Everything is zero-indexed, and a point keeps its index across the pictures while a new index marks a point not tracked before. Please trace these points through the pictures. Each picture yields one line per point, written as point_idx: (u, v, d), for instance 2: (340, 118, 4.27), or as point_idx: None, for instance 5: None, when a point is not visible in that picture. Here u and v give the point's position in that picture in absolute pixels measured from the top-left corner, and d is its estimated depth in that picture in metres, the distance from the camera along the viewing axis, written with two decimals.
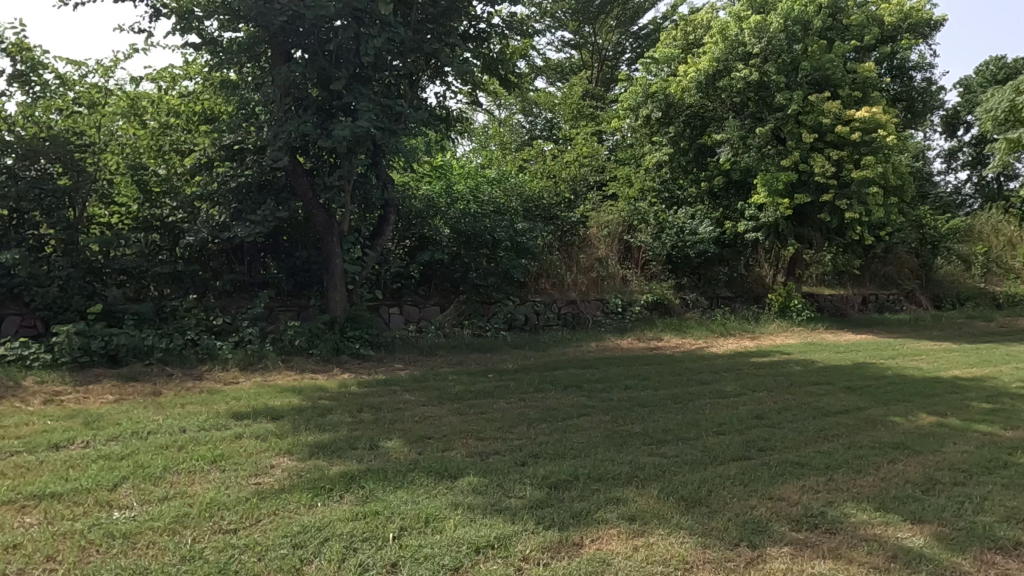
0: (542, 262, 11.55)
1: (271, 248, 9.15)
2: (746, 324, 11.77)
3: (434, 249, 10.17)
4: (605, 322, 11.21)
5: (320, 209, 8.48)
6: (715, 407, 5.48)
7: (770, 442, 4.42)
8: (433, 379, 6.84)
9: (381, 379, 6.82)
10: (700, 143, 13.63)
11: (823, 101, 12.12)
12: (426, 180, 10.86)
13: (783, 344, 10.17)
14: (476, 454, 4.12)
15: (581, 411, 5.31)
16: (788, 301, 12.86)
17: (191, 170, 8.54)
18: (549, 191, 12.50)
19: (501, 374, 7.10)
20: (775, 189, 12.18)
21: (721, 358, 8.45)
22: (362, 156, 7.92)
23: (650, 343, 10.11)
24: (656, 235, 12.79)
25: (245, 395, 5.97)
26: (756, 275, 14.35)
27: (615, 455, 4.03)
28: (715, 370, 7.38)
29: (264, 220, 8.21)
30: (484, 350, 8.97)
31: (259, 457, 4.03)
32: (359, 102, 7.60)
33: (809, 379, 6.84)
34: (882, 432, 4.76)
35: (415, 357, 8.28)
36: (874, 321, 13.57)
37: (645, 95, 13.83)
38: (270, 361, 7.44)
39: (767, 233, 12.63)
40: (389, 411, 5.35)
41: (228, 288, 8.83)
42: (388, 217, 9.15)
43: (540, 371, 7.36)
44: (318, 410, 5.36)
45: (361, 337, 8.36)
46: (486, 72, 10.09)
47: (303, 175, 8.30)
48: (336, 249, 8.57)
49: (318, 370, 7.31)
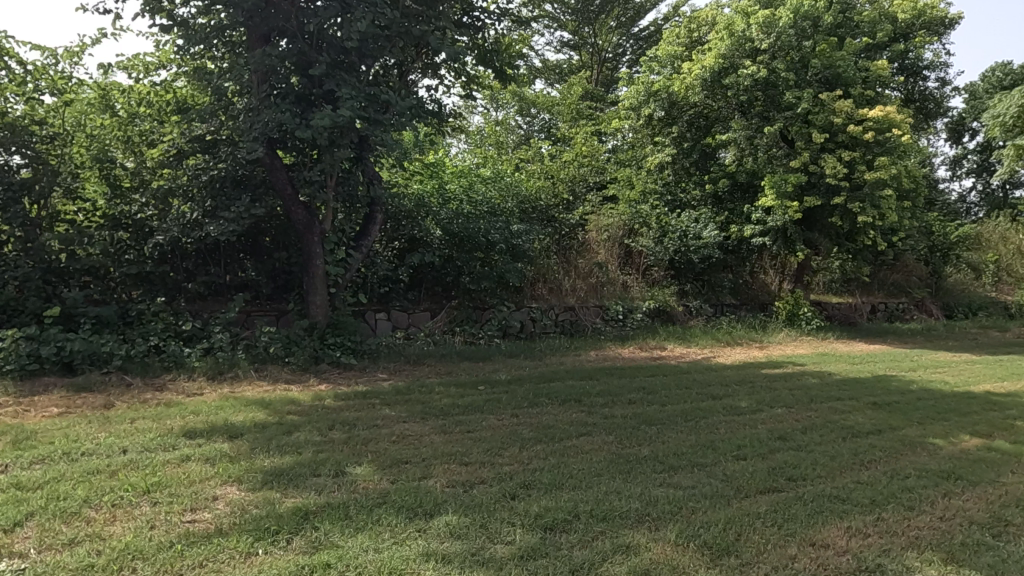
0: (539, 266, 10.96)
1: (249, 249, 8.54)
2: (754, 333, 11.18)
3: (424, 251, 9.60)
4: (605, 330, 10.62)
5: (301, 206, 7.88)
6: (731, 426, 4.87)
7: (800, 470, 3.82)
8: (417, 391, 6.24)
9: (361, 391, 6.22)
10: (704, 144, 13.08)
11: (834, 100, 11.58)
12: (416, 180, 10.17)
13: (794, 354, 9.58)
14: (458, 484, 3.50)
15: (581, 429, 4.71)
16: (796, 309, 12.25)
17: (162, 163, 7.93)
18: (547, 192, 11.87)
19: (493, 386, 6.49)
20: (784, 192, 11.63)
21: (731, 370, 7.84)
22: (344, 149, 7.33)
23: (654, 352, 9.53)
24: (658, 239, 12.22)
25: (206, 408, 5.35)
26: (761, 282, 13.77)
27: (621, 487, 3.42)
28: (726, 383, 6.77)
29: (239, 217, 7.61)
30: (476, 358, 8.38)
31: (202, 486, 3.43)
32: (341, 89, 7.01)
33: (831, 394, 6.24)
34: (926, 457, 4.17)
35: (401, 366, 7.67)
36: (886, 331, 12.96)
37: (647, 94, 13.29)
38: (242, 371, 6.83)
39: (774, 237, 12.04)
40: (364, 429, 4.75)
41: (201, 291, 8.23)
42: (375, 216, 8.56)
43: (535, 382, 6.76)
44: (283, 428, 4.74)
45: (343, 345, 7.75)
46: (481, 63, 9.55)
47: (281, 169, 7.71)
48: (317, 250, 7.96)
49: (292, 381, 6.70)
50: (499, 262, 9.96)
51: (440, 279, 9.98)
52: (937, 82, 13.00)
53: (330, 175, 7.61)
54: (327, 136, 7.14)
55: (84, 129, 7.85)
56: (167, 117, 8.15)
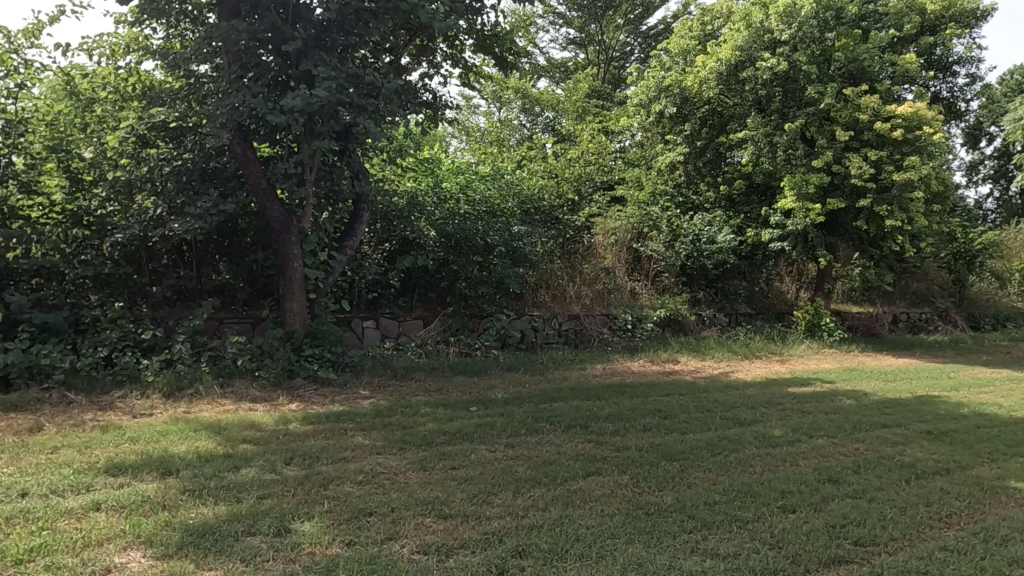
0: (541, 271, 10.18)
1: (224, 249, 7.78)
2: (773, 345, 10.37)
3: (416, 254, 8.83)
4: (612, 340, 9.81)
5: (277, 202, 7.08)
6: (768, 464, 4.08)
7: (867, 530, 3.03)
8: (401, 413, 5.44)
9: (335, 413, 5.41)
10: (718, 143, 12.31)
11: (859, 95, 10.79)
12: (409, 177, 9.39)
13: (820, 369, 8.77)
14: (433, 552, 2.71)
15: (589, 467, 3.91)
16: (817, 320, 11.43)
17: (124, 153, 7.07)
18: (551, 192, 11.08)
19: (487, 407, 5.68)
20: (805, 194, 10.84)
21: (754, 389, 7.01)
22: (324, 138, 6.55)
23: (666, 366, 8.70)
24: (669, 243, 11.44)
25: (148, 433, 4.57)
26: (777, 291, 12.96)
27: (644, 558, 2.65)
28: (751, 405, 5.96)
29: (206, 213, 6.82)
30: (470, 373, 7.57)
31: (97, 552, 2.65)
32: (319, 69, 6.23)
33: (876, 420, 5.41)
34: (1018, 511, 3.36)
35: (385, 382, 6.86)
36: (912, 343, 12.11)
37: (658, 89, 12.68)
38: (203, 387, 6.03)
39: (794, 242, 11.24)
40: (328, 465, 3.94)
41: (168, 295, 7.45)
42: (361, 214, 7.77)
43: (535, 402, 5.96)
44: (231, 462, 3.94)
45: (321, 357, 6.94)
46: (480, 49, 8.81)
47: (255, 161, 6.93)
48: (295, 251, 7.17)
49: (259, 399, 5.91)
50: (497, 266, 9.16)
51: (434, 284, 9.19)
52: (967, 78, 12.23)
53: (309, 167, 6.84)
54: (304, 123, 6.36)
55: (37, 111, 7.01)
56: (131, 101, 7.22)
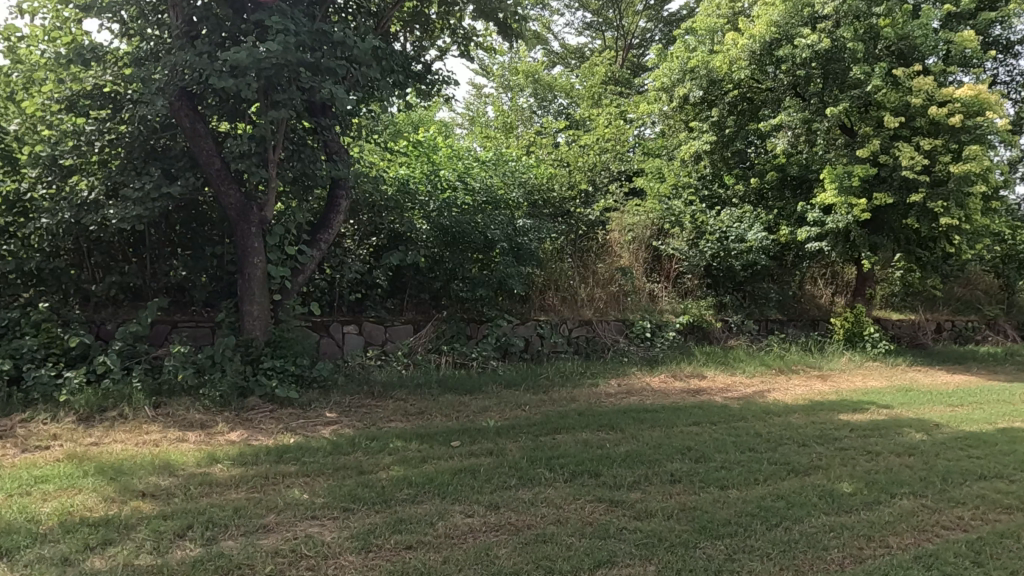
0: (549, 271, 9.11)
1: (180, 241, 6.70)
2: (810, 358, 9.18)
3: (407, 249, 7.72)
4: (628, 351, 8.65)
5: (233, 185, 5.95)
6: (850, 549, 2.94)
7: None
8: (364, 449, 4.32)
9: (281, 446, 4.32)
10: (749, 130, 11.13)
11: (911, 77, 9.56)
12: (400, 162, 8.24)
13: (870, 389, 7.59)
14: None
15: (601, 553, 2.80)
16: (857, 329, 10.24)
17: (53, 126, 5.87)
18: (562, 181, 9.90)
19: (475, 442, 4.57)
20: (848, 187, 9.63)
21: (799, 416, 5.86)
22: (284, 107, 5.43)
23: (690, 382, 7.56)
24: (693, 241, 10.34)
25: (22, 481, 3.49)
26: (810, 296, 11.75)
27: None
28: (802, 442, 4.83)
29: (146, 197, 5.70)
30: (461, 389, 6.46)
31: None
32: (272, 20, 5.10)
33: (969, 467, 4.23)
34: None
35: (358, 402, 5.76)
36: (963, 355, 10.86)
37: (683, 71, 11.61)
38: (131, 410, 4.97)
39: (833, 242, 10.08)
40: (236, 542, 2.83)
41: (111, 294, 6.38)
42: (338, 203, 6.67)
43: (534, 434, 4.83)
44: (101, 533, 2.85)
45: (284, 371, 5.83)
46: (481, 15, 7.64)
47: (208, 136, 5.81)
48: (256, 244, 6.05)
49: (195, 426, 4.82)
50: (499, 265, 8.06)
51: (427, 284, 8.07)
52: None
53: (271, 143, 5.72)
54: (257, 87, 5.23)
55: None
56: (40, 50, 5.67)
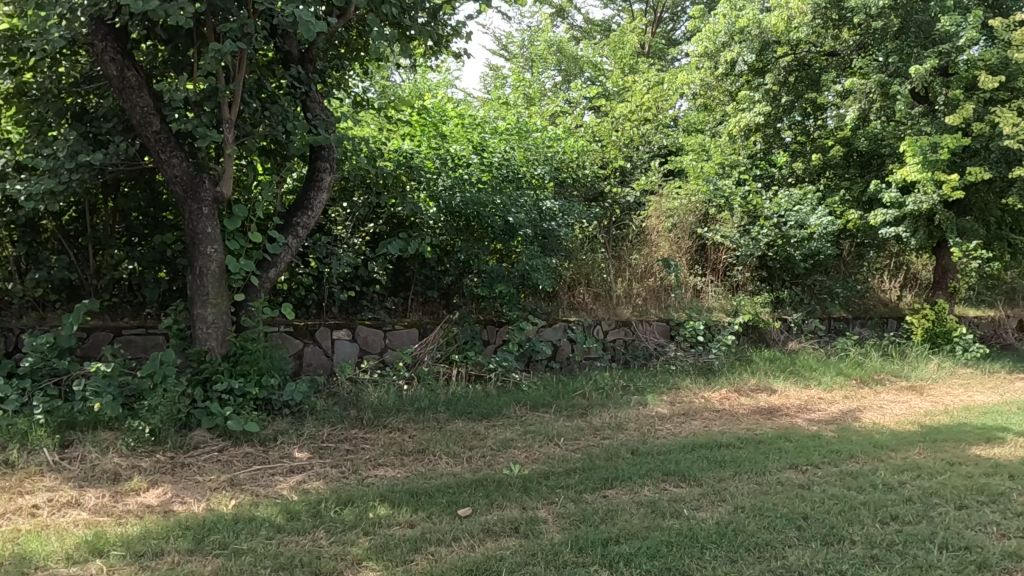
0: (579, 263, 7.69)
1: (127, 227, 5.33)
2: (893, 365, 7.70)
3: (409, 238, 6.31)
4: (676, 357, 7.21)
5: (178, 151, 4.58)
6: None
7: None
8: (333, 522, 2.95)
9: (210, 518, 2.94)
10: (811, 99, 9.58)
11: (1013, 28, 7.98)
12: (402, 133, 6.70)
13: (986, 406, 6.10)
14: None
15: None
16: (940, 329, 8.72)
17: None
18: (594, 158, 8.42)
19: (491, 507, 3.17)
20: (933, 161, 8.08)
21: (924, 454, 4.37)
22: (234, 43, 4.05)
23: (759, 399, 6.11)
24: (746, 227, 8.81)
25: None
26: (876, 290, 10.23)
27: None
28: (960, 503, 3.37)
29: (60, 167, 4.36)
30: (474, 415, 5.05)
31: None
32: None
33: None
34: None
35: (338, 437, 4.39)
36: None
37: (730, 33, 10.02)
38: (21, 456, 3.66)
39: (914, 226, 8.52)
40: None
41: (36, 294, 5.08)
42: (321, 178, 5.25)
43: (577, 490, 3.42)
44: None
45: (243, 395, 4.47)
46: None
47: (144, 87, 4.45)
48: (208, 229, 4.65)
49: (104, 479, 3.49)
50: (521, 256, 6.66)
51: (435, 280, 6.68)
52: None
53: (222, 94, 4.35)
54: (190, 15, 3.86)
55: None
56: None
